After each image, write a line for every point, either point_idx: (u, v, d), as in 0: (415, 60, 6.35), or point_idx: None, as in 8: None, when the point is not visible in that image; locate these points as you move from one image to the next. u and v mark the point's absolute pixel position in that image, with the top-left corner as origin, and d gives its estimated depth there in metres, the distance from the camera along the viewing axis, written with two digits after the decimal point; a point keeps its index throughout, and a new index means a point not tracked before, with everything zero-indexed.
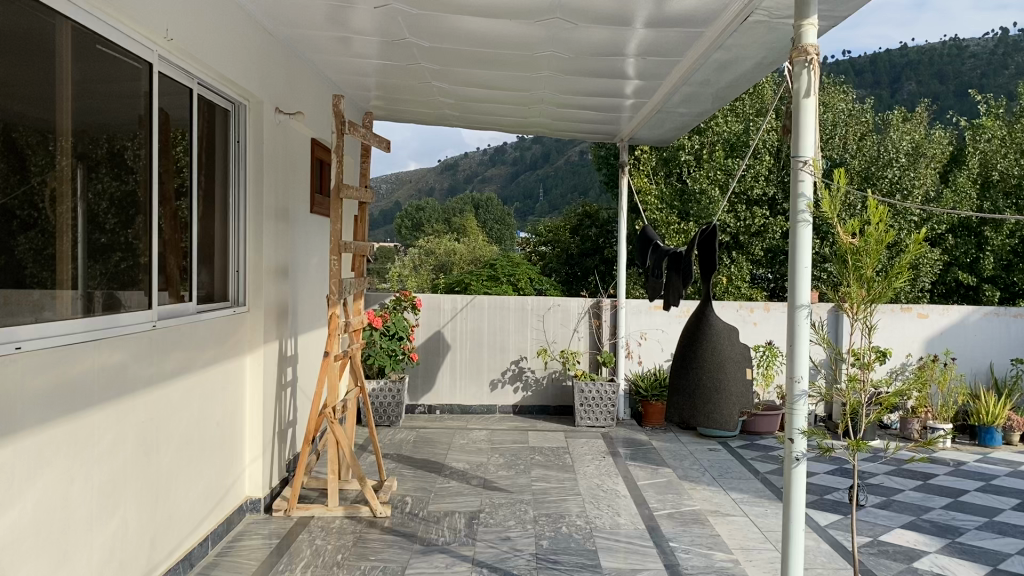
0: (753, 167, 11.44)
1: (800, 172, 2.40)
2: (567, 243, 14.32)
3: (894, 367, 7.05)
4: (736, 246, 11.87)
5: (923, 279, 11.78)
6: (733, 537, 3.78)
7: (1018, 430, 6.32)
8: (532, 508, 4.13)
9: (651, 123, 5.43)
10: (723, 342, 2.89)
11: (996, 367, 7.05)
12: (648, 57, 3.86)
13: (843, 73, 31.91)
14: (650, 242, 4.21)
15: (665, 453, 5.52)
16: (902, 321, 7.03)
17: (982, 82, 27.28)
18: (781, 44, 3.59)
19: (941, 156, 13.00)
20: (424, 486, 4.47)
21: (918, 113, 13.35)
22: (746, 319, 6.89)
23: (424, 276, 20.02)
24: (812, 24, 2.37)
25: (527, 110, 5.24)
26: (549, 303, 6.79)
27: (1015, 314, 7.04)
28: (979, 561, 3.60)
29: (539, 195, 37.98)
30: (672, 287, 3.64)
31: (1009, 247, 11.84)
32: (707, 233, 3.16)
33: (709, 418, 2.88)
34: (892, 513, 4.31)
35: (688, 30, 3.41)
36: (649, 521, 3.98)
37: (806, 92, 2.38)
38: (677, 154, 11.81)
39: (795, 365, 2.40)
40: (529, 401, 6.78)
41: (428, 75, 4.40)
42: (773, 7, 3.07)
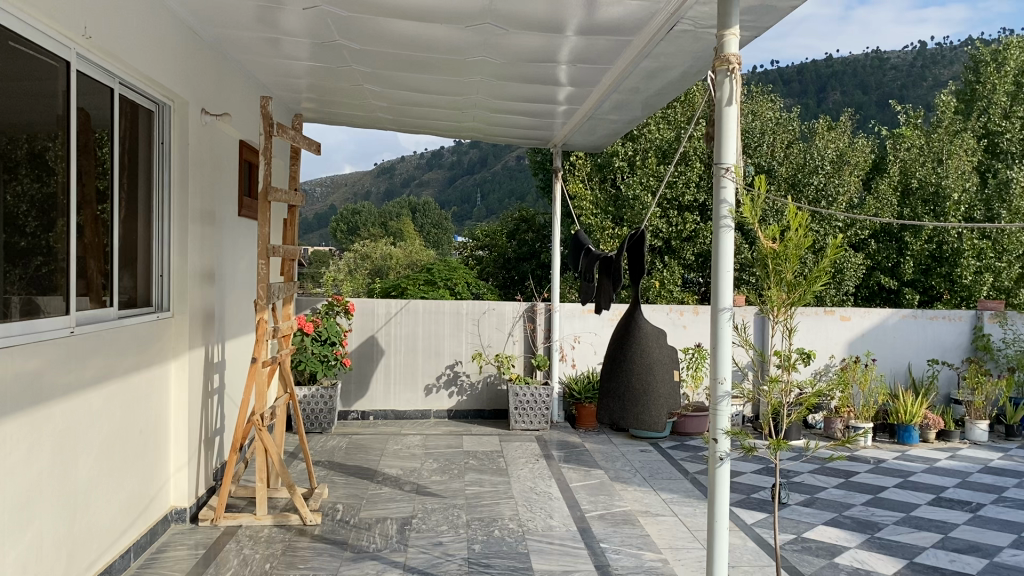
0: (685, 174, 11.65)
1: (722, 179, 2.44)
2: (503, 247, 14.32)
3: (818, 368, 7.26)
4: (669, 251, 12.08)
5: (848, 283, 12.17)
6: (662, 537, 3.83)
7: (933, 427, 6.60)
8: (465, 512, 4.13)
9: (583, 129, 5.49)
10: (651, 346, 2.94)
11: (914, 367, 7.34)
12: (580, 64, 3.90)
13: (773, 83, 32.73)
14: (582, 246, 4.24)
15: (598, 455, 5.58)
16: (825, 323, 7.24)
17: (902, 93, 28.36)
18: (706, 54, 3.68)
19: (864, 163, 13.42)
20: (355, 493, 4.43)
21: (843, 121, 13.77)
22: (676, 322, 7.00)
23: (359, 279, 19.83)
24: (734, 34, 2.43)
25: (460, 114, 5.24)
26: (484, 308, 6.81)
27: (930, 316, 7.34)
28: (897, 555, 3.73)
29: (476, 199, 37.96)
30: (603, 290, 3.68)
31: (927, 252, 12.26)
32: (636, 238, 3.21)
33: (638, 420, 2.92)
34: (815, 510, 4.44)
35: (617, 38, 3.47)
36: (581, 522, 4.02)
37: (729, 100, 2.43)
38: (611, 160, 11.98)
39: (718, 366, 2.45)
40: (464, 406, 6.78)
41: (360, 78, 4.36)
42: (699, 17, 3.13)
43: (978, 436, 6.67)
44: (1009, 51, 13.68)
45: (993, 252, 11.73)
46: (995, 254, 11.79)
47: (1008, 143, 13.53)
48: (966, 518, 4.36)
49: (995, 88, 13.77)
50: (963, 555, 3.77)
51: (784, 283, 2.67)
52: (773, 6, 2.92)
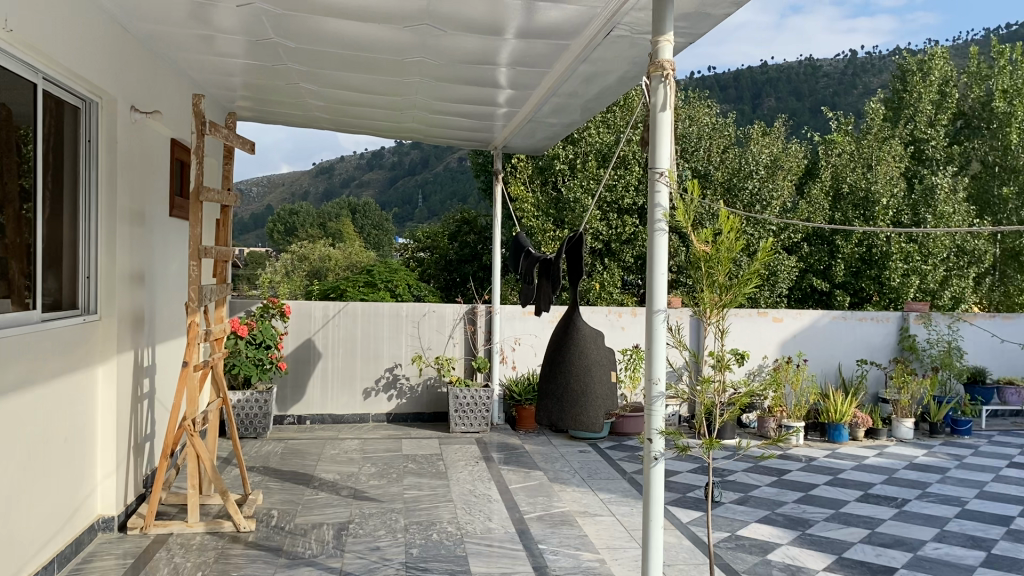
0: (624, 178, 11.79)
1: (656, 183, 2.47)
2: (445, 249, 14.26)
3: (751, 368, 7.41)
4: (608, 254, 12.17)
5: (781, 285, 12.45)
6: (600, 537, 3.87)
7: (862, 426, 6.78)
8: (403, 516, 4.10)
9: (523, 132, 5.50)
10: (590, 347, 2.95)
11: (844, 367, 7.55)
12: (519, 67, 3.91)
13: (709, 88, 33.31)
14: (522, 249, 4.23)
15: (538, 456, 5.60)
16: (758, 325, 7.39)
17: (833, 100, 29.17)
18: (642, 59, 3.73)
19: (797, 169, 13.76)
20: (291, 499, 4.35)
21: (777, 127, 14.06)
22: (615, 324, 7.08)
23: (298, 281, 19.54)
24: (668, 40, 2.46)
25: (399, 115, 5.20)
26: (424, 310, 6.77)
27: (859, 318, 7.57)
28: (826, 550, 3.83)
29: (417, 200, 37.78)
30: (542, 292, 3.68)
31: (858, 256, 12.61)
32: (574, 241, 3.22)
33: (577, 421, 2.92)
34: (749, 508, 4.52)
35: (556, 42, 3.49)
36: (519, 524, 4.03)
37: (663, 106, 2.47)
38: (552, 163, 12.02)
39: (653, 367, 2.47)
40: (404, 409, 6.74)
41: (296, 77, 4.30)
42: (635, 23, 3.17)
43: (903, 433, 6.87)
44: (934, 61, 14.24)
45: (920, 256, 12.11)
46: (921, 257, 12.19)
47: (933, 150, 14.04)
48: (892, 514, 4.49)
49: (922, 96, 14.24)
50: (889, 549, 3.89)
51: (716, 286, 2.72)
52: (707, 13, 2.97)
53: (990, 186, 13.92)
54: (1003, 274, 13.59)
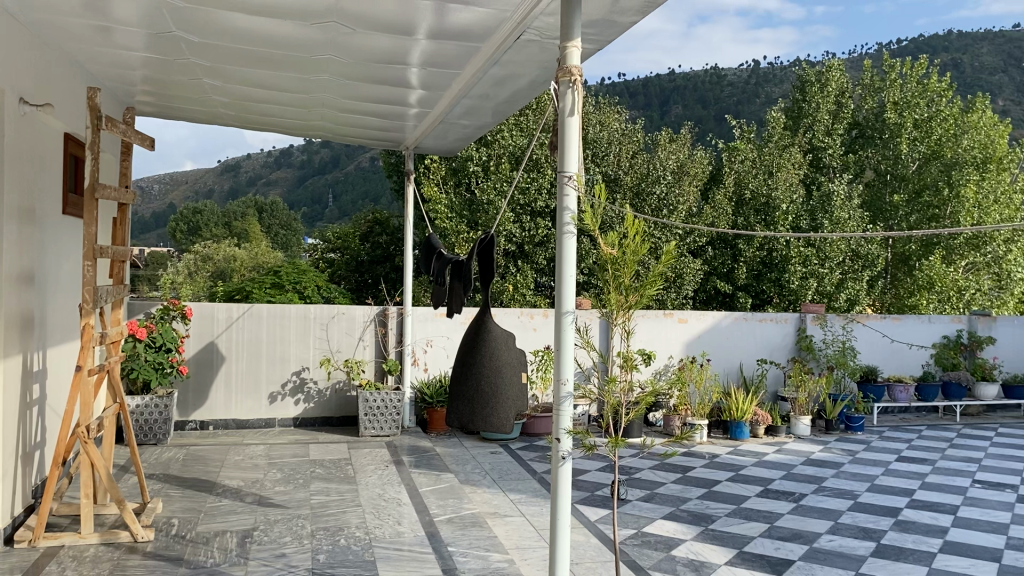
0: (537, 180, 11.88)
1: (565, 187, 2.51)
2: (356, 250, 14.07)
3: (658, 368, 7.57)
4: (522, 255, 12.24)
5: (687, 287, 12.77)
6: (509, 537, 3.89)
7: (762, 423, 7.02)
8: (310, 522, 4.03)
9: (435, 133, 5.48)
10: (501, 348, 2.96)
11: (745, 366, 7.82)
12: (430, 68, 3.89)
13: (619, 95, 33.96)
14: (433, 250, 4.15)
15: (448, 458, 5.59)
16: (664, 325, 7.56)
17: (737, 108, 30.10)
18: (551, 65, 3.77)
19: (703, 175, 14.14)
20: (193, 507, 4.22)
21: (684, 134, 14.43)
22: (527, 325, 7.13)
23: (202, 282, 18.97)
24: (576, 46, 2.50)
25: (307, 113, 5.11)
26: (332, 312, 6.67)
27: (760, 319, 7.85)
28: (727, 545, 3.95)
29: (327, 200, 37.18)
30: (454, 294, 3.65)
31: (759, 259, 13.07)
32: (485, 243, 3.19)
33: (486, 422, 2.92)
34: (654, 505, 4.62)
35: (466, 44, 3.49)
36: (429, 527, 4.01)
37: (571, 111, 2.50)
38: (465, 165, 11.99)
39: (562, 367, 2.50)
40: (311, 413, 6.63)
41: (200, 72, 4.18)
42: (545, 28, 3.20)
43: (802, 430, 7.14)
44: (831, 73, 14.97)
45: (817, 260, 12.64)
46: (818, 261, 12.72)
47: (830, 159, 14.65)
48: (790, 508, 4.67)
49: (820, 106, 14.88)
50: (787, 542, 4.04)
51: (622, 287, 2.78)
52: (614, 21, 3.02)
53: (882, 193, 14.62)
54: (894, 277, 14.50)
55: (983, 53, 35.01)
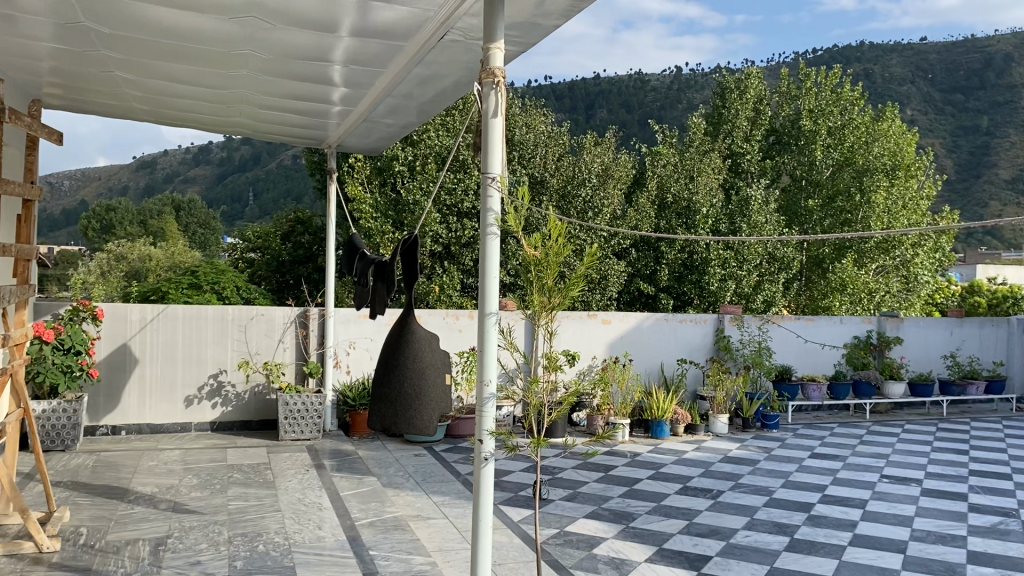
0: (463, 181, 11.85)
1: (489, 188, 2.51)
2: (277, 250, 13.78)
3: (582, 368, 7.62)
4: (448, 257, 12.20)
5: (611, 288, 12.94)
6: (432, 540, 3.87)
7: (682, 422, 7.15)
8: (227, 528, 3.93)
9: (359, 131, 5.41)
10: (424, 349, 2.94)
11: (666, 366, 7.97)
12: (353, 65, 3.85)
13: (545, 98, 34.22)
14: (356, 250, 4.09)
15: (371, 461, 5.53)
16: (589, 326, 7.63)
17: (660, 114, 30.67)
18: (476, 65, 3.77)
19: (626, 178, 14.33)
20: (103, 515, 4.07)
21: (609, 137, 14.61)
22: (452, 326, 7.11)
23: (115, 282, 18.32)
24: (498, 48, 2.50)
25: (225, 109, 4.99)
26: (251, 313, 6.53)
27: (680, 319, 8.03)
28: (647, 542, 4.01)
29: (248, 198, 36.39)
30: (377, 295, 3.59)
31: (680, 261, 13.35)
32: (408, 244, 3.16)
33: (409, 424, 2.87)
34: (576, 504, 4.66)
35: (389, 42, 3.46)
36: (350, 531, 3.96)
37: (494, 112, 2.50)
38: (390, 164, 11.88)
39: (486, 368, 2.50)
40: (229, 417, 6.47)
41: (112, 65, 4.04)
42: (468, 29, 3.19)
43: (720, 429, 7.30)
44: (749, 81, 15.42)
45: (735, 261, 12.87)
46: (737, 263, 12.97)
47: (748, 164, 15.28)
48: (708, 505, 4.77)
49: (739, 112, 15.39)
50: (704, 539, 4.13)
51: (545, 288, 2.80)
52: (537, 24, 3.04)
53: (798, 198, 15.10)
54: (809, 279, 14.80)
55: (892, 65, 36.54)
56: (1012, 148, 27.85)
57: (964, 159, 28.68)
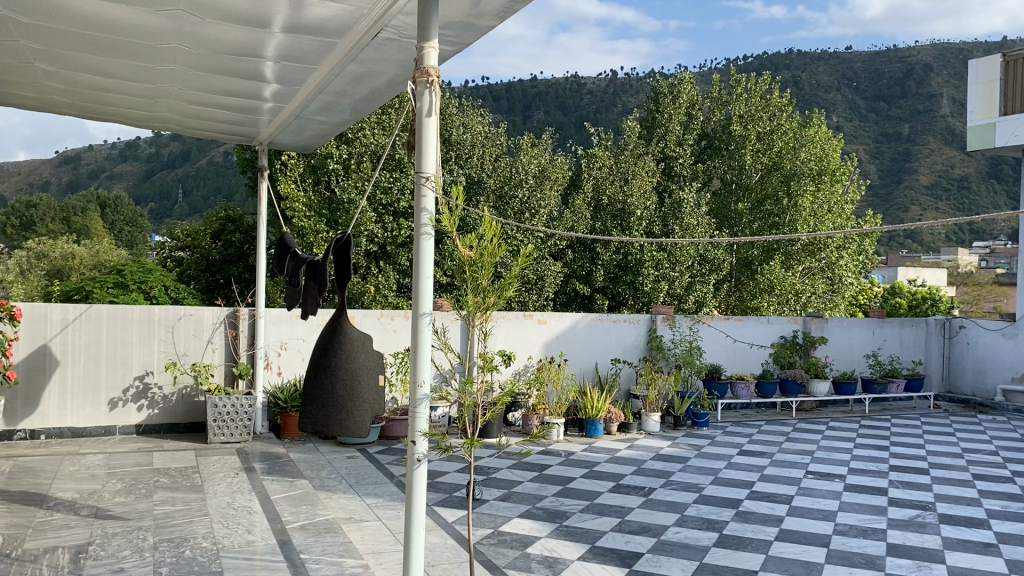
0: (399, 180, 11.80)
1: (423, 188, 2.50)
2: (207, 249, 13.47)
3: (518, 368, 7.63)
4: (384, 256, 12.12)
5: (548, 289, 13.02)
6: (365, 542, 3.84)
7: (615, 421, 7.25)
8: (152, 534, 3.83)
9: (291, 128, 5.32)
10: (357, 351, 2.89)
11: (600, 366, 8.06)
12: (285, 62, 3.78)
13: (482, 98, 34.27)
14: (288, 249, 4.02)
15: (303, 464, 5.45)
16: (525, 327, 7.65)
17: (595, 117, 31.05)
18: (410, 64, 3.75)
19: (562, 180, 14.43)
20: (19, 523, 3.92)
21: (545, 139, 14.70)
22: (387, 327, 7.06)
23: (35, 281, 17.68)
24: (432, 48, 2.50)
25: (152, 104, 4.86)
26: (179, 314, 6.37)
27: (614, 319, 8.12)
28: (581, 541, 4.04)
29: (177, 195, 35.54)
30: (309, 295, 3.53)
31: (615, 262, 13.51)
32: (342, 243, 3.12)
33: (342, 427, 2.84)
34: (511, 504, 4.68)
35: (322, 39, 3.42)
36: (281, 535, 3.90)
37: (429, 111, 2.49)
38: (324, 162, 11.68)
39: (419, 369, 2.48)
40: (156, 420, 6.31)
41: (33, 56, 3.89)
42: (402, 27, 3.17)
43: (651, 427, 7.43)
44: (682, 85, 15.72)
45: (668, 263, 13.05)
46: (669, 265, 13.13)
47: (680, 167, 15.60)
48: (640, 503, 4.84)
49: (672, 116, 15.69)
50: (637, 536, 4.18)
51: (479, 289, 2.81)
52: (472, 24, 3.04)
53: (728, 202, 15.20)
54: (738, 281, 14.79)
55: (819, 72, 37.58)
56: (931, 155, 28.96)
57: (887, 165, 29.65)
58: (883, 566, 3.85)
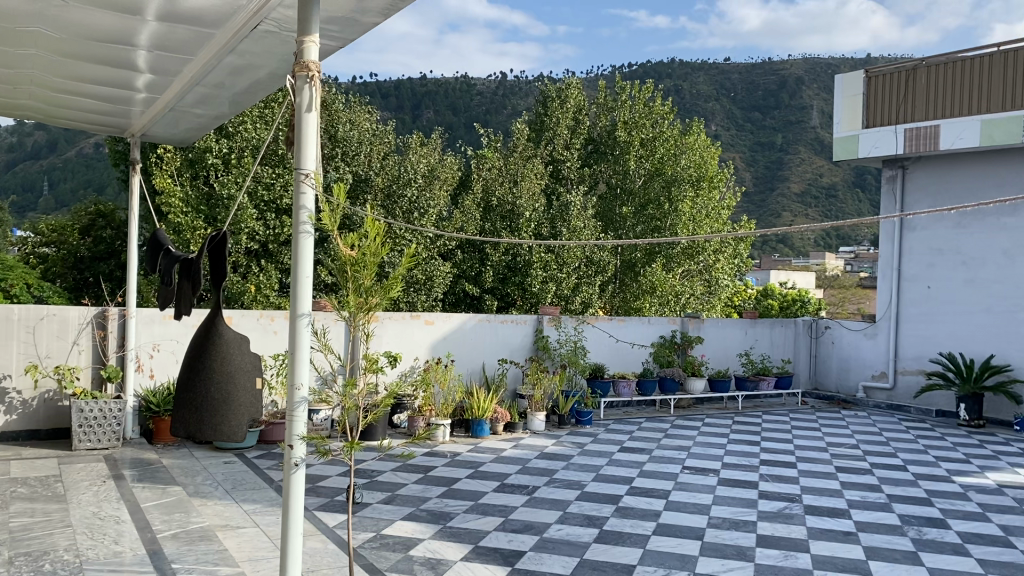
0: (281, 177, 11.48)
1: (302, 185, 2.45)
2: (75, 245, 12.74)
3: (404, 369, 7.56)
4: (266, 254, 11.79)
5: (437, 290, 12.95)
6: (242, 549, 3.72)
7: (501, 421, 7.29)
8: (7, 548, 3.59)
9: (166, 120, 5.11)
10: (233, 352, 2.77)
11: (487, 366, 8.09)
12: (159, 51, 3.62)
13: (371, 95, 33.75)
14: (160, 246, 3.77)
15: (176, 470, 5.24)
16: (411, 327, 7.59)
17: (485, 118, 31.13)
18: (292, 58, 3.66)
19: (452, 180, 14.41)
20: None
21: (434, 139, 14.64)
22: (267, 328, 6.88)
23: None
24: (313, 42, 2.45)
25: (12, 91, 4.55)
26: (41, 314, 6.00)
27: (502, 320, 8.18)
28: (464, 541, 4.04)
29: (42, 188, 33.43)
30: (182, 294, 3.37)
31: (505, 263, 13.60)
32: (216, 240, 2.99)
33: (216, 431, 2.75)
34: (395, 506, 4.64)
35: (199, 29, 3.29)
36: (151, 544, 3.74)
37: (309, 106, 2.44)
38: (202, 156, 11.22)
39: (297, 371, 2.42)
40: (14, 426, 5.93)
41: None
42: (283, 20, 3.10)
43: (537, 426, 7.52)
44: (570, 90, 16.00)
45: (556, 264, 13.24)
46: (557, 266, 13.33)
47: (568, 171, 15.83)
48: (523, 501, 4.89)
49: (560, 120, 15.96)
50: (519, 534, 4.22)
51: (361, 289, 2.78)
52: (356, 20, 3.00)
53: (612, 207, 15.34)
54: (622, 282, 15.05)
55: (700, 82, 38.99)
56: (802, 164, 30.48)
57: (761, 173, 31.09)
58: (752, 556, 4.02)
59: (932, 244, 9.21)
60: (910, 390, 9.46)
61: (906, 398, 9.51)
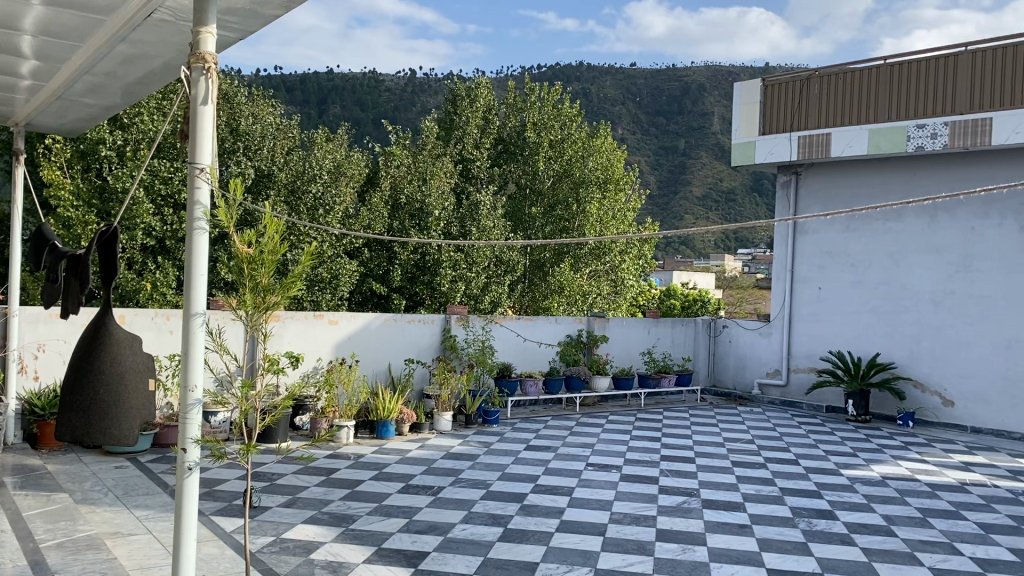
0: (180, 171, 11.15)
1: (196, 180, 2.38)
2: None
3: (306, 370, 7.41)
4: (162, 251, 11.37)
5: (342, 288, 12.76)
6: (133, 557, 3.58)
7: (407, 421, 7.22)
8: None
9: (53, 109, 4.85)
10: (123, 353, 2.66)
11: (393, 366, 8.02)
12: (44, 37, 3.44)
13: (274, 89, 32.88)
14: (45, 243, 3.58)
15: (62, 477, 5.00)
16: (314, 327, 7.45)
17: (394, 115, 30.75)
18: (188, 47, 3.54)
19: (359, 176, 14.20)
20: None
21: (339, 135, 14.41)
22: (163, 327, 6.63)
23: None
24: (209, 33, 2.37)
25: None
26: None
27: (408, 319, 8.11)
28: (366, 543, 4.00)
29: None
30: (68, 292, 3.21)
31: (413, 262, 13.53)
32: (107, 236, 2.87)
33: (105, 434, 2.63)
34: (295, 509, 4.54)
35: (88, 15, 3.14)
36: (33, 555, 3.56)
37: (204, 99, 2.37)
38: (95, 148, 10.71)
39: (190, 372, 2.34)
40: None
41: None
42: (178, 8, 2.98)
43: (443, 426, 7.52)
44: (479, 89, 16.01)
45: (465, 263, 13.21)
46: (466, 265, 13.28)
47: (477, 170, 15.84)
48: (427, 502, 4.87)
49: (469, 119, 15.96)
50: (423, 535, 4.20)
51: (259, 287, 2.72)
52: (256, 11, 2.92)
53: (522, 206, 15.53)
54: (530, 282, 15.22)
55: (608, 86, 39.59)
56: (704, 168, 31.32)
57: (665, 176, 31.82)
58: (652, 550, 4.11)
59: (824, 247, 9.62)
60: (802, 386, 9.86)
61: (798, 395, 9.90)
